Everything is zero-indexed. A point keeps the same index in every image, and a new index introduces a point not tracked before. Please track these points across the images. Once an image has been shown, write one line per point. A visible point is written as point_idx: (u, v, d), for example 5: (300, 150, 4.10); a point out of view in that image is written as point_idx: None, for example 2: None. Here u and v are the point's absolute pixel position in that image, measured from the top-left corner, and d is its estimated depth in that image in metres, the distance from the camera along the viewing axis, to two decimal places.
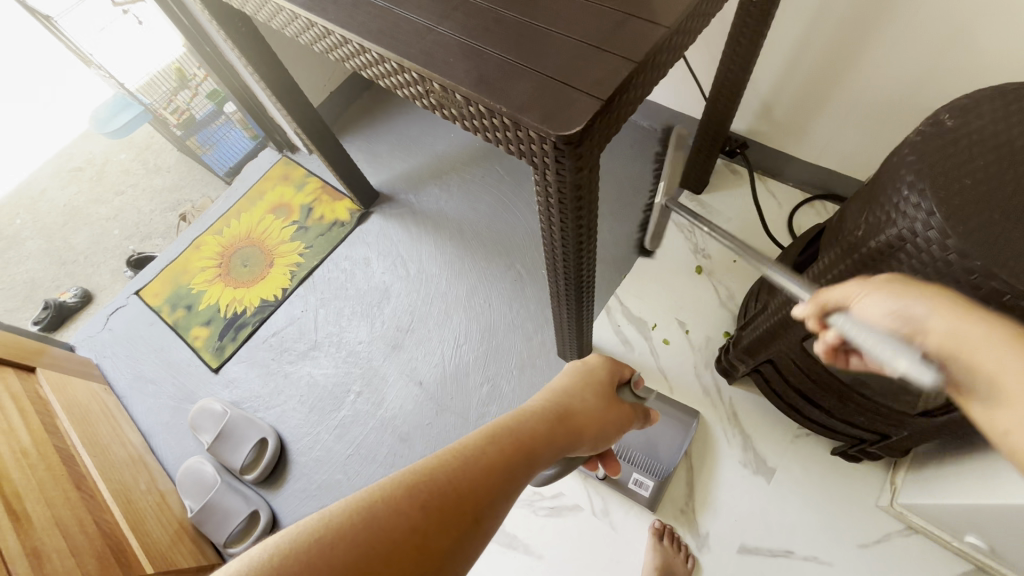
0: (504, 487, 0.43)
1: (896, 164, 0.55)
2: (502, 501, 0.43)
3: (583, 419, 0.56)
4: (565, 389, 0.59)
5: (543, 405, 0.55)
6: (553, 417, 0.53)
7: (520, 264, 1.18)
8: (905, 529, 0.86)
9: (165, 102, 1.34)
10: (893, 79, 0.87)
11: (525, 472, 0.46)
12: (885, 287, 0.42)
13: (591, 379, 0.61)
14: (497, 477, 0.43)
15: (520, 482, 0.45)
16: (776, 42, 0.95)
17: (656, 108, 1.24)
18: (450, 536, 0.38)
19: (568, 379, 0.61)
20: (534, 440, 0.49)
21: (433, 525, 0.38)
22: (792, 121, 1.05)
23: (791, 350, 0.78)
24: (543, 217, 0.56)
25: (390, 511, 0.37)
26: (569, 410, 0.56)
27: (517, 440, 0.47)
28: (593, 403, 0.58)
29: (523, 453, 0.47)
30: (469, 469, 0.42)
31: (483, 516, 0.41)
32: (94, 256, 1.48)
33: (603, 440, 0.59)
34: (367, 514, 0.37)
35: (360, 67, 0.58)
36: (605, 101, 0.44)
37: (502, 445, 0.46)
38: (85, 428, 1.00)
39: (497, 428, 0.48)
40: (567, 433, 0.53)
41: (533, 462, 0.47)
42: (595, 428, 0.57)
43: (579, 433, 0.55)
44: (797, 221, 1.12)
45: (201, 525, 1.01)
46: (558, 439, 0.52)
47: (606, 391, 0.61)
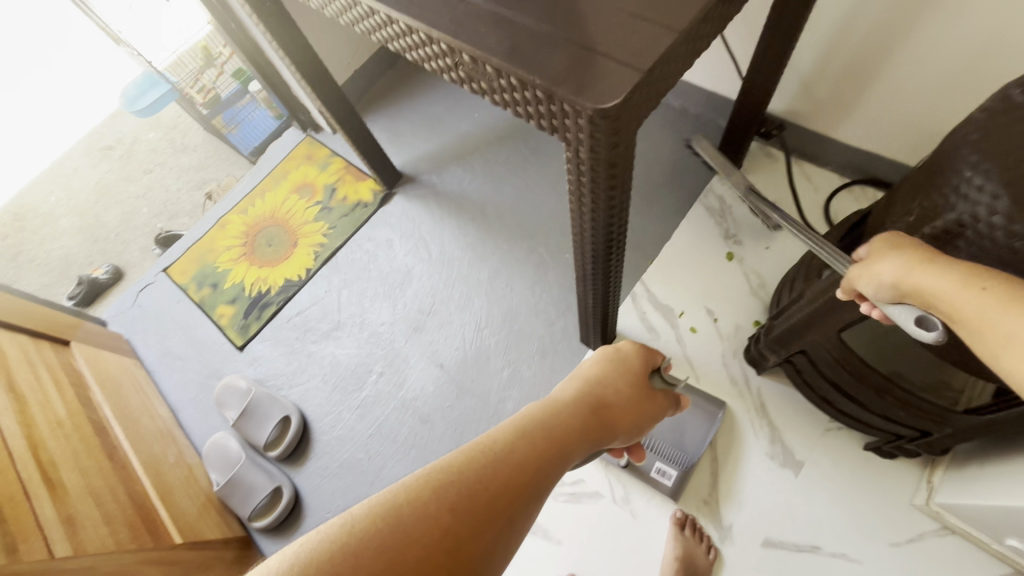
0: (536, 485, 0.42)
1: (956, 143, 0.51)
2: (534, 500, 0.42)
3: (612, 411, 0.54)
4: (597, 379, 0.57)
5: (574, 396, 0.53)
6: (585, 409, 0.52)
7: (543, 247, 1.16)
8: (940, 529, 0.83)
9: (191, 80, 1.34)
10: (948, 55, 0.81)
11: (556, 467, 0.45)
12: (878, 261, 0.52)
13: (622, 368, 0.59)
14: (528, 474, 0.42)
15: (551, 479, 0.44)
16: (820, 15, 0.89)
17: (689, 87, 1.19)
18: (482, 539, 0.37)
19: (599, 368, 0.59)
20: (565, 434, 0.47)
21: (464, 527, 0.37)
22: (834, 102, 1.00)
23: (827, 341, 0.74)
24: (574, 196, 0.54)
25: (417, 514, 0.36)
26: (601, 402, 0.54)
27: (547, 434, 0.46)
28: (625, 394, 0.57)
29: (554, 448, 0.45)
30: (498, 467, 0.41)
31: (516, 516, 0.40)
32: (124, 234, 1.51)
33: (637, 431, 0.57)
34: (393, 518, 0.36)
35: (387, 39, 0.56)
36: (645, 72, 0.41)
37: (533, 442, 0.45)
38: (117, 401, 1.03)
39: (527, 423, 0.47)
40: (599, 426, 0.51)
41: (564, 457, 0.46)
42: (628, 420, 0.55)
43: (611, 426, 0.53)
44: (835, 207, 1.07)
45: (227, 498, 1.03)
46: (591, 433, 0.50)
47: (636, 380, 0.59)
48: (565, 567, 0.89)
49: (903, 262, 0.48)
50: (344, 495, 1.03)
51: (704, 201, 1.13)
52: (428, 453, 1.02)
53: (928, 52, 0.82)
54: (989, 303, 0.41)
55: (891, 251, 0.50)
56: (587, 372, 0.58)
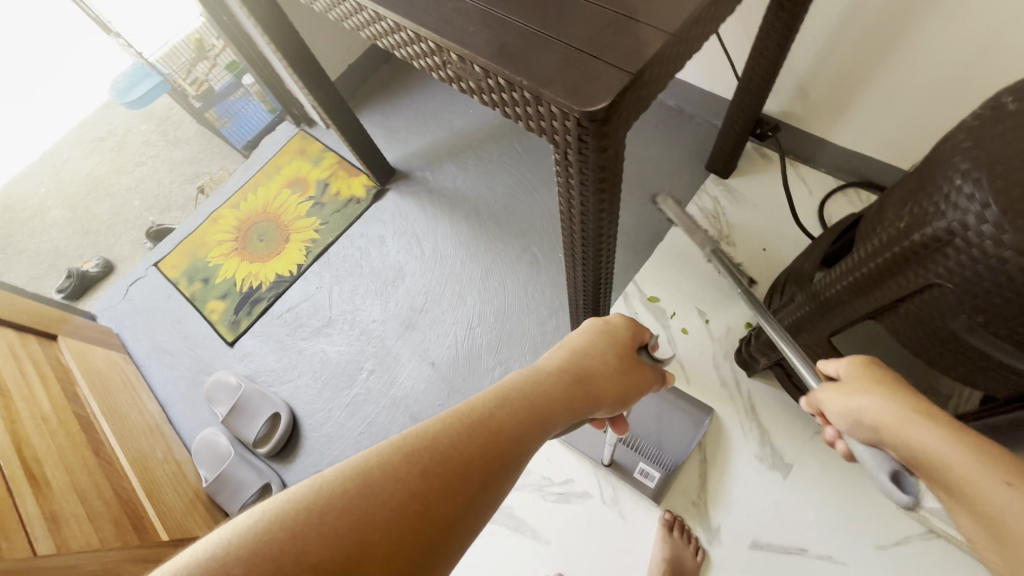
0: (514, 452, 0.42)
1: (949, 151, 0.51)
2: (512, 466, 0.41)
3: (598, 384, 0.53)
4: (583, 349, 0.56)
5: (559, 367, 0.53)
6: (569, 380, 0.51)
7: (536, 246, 1.16)
8: (926, 533, 0.83)
9: (184, 73, 1.32)
10: (944, 59, 0.80)
11: (536, 436, 0.44)
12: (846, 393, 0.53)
13: (610, 339, 0.58)
14: (507, 441, 0.42)
15: (530, 447, 0.43)
16: (816, 17, 0.89)
17: (684, 87, 1.19)
18: (454, 503, 0.37)
19: (585, 338, 0.57)
20: (547, 403, 0.47)
21: (435, 491, 0.36)
22: (829, 104, 0.99)
23: (817, 345, 0.74)
24: (563, 199, 0.53)
25: (388, 477, 0.36)
26: (586, 374, 0.53)
27: (528, 402, 0.46)
28: (612, 365, 0.56)
29: (535, 417, 0.45)
30: (475, 433, 0.41)
31: (491, 482, 0.39)
32: (115, 226, 1.50)
33: (622, 403, 0.56)
34: (364, 481, 0.35)
35: (375, 36, 0.55)
36: (634, 75, 0.41)
37: (513, 410, 0.44)
38: (105, 396, 1.02)
39: (508, 391, 0.46)
40: (583, 397, 0.51)
41: (545, 425, 0.45)
42: (615, 392, 0.55)
43: (595, 397, 0.52)
44: (829, 210, 1.07)
45: (215, 495, 1.03)
46: (574, 403, 0.50)
47: (625, 353, 0.58)
48: (553, 567, 0.89)
49: (887, 404, 0.48)
50: None
51: (698, 202, 1.13)
52: None
53: (924, 56, 0.82)
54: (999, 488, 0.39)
55: (877, 391, 0.50)
56: (574, 342, 0.57)
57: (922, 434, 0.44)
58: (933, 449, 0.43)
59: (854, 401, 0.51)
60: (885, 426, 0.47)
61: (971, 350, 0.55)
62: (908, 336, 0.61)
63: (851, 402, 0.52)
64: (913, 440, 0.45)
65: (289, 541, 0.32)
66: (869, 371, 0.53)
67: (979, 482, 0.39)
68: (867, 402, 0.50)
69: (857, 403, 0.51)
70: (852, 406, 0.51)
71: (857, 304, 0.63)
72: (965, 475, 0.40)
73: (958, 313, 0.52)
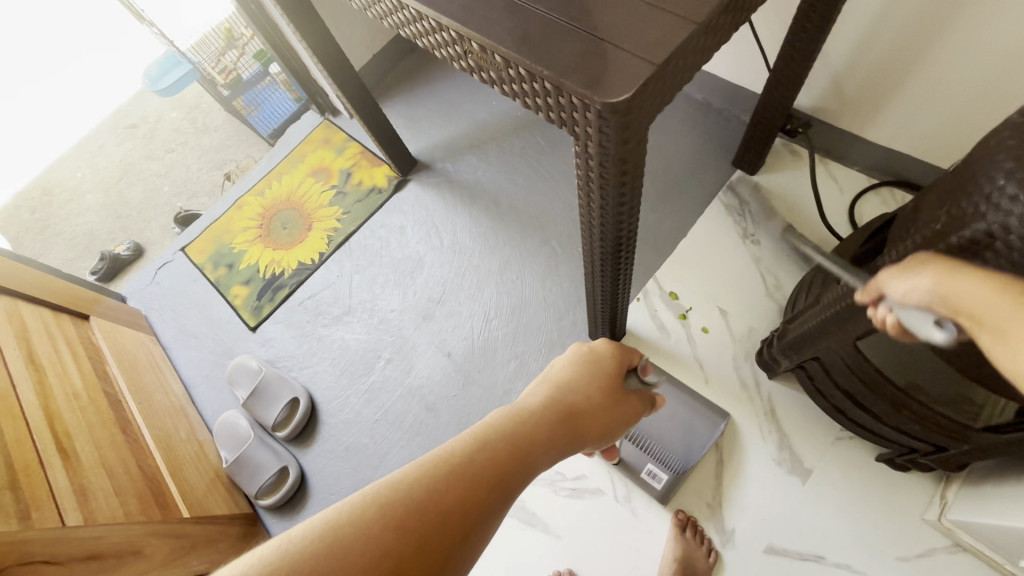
0: (494, 497, 0.41)
1: (992, 148, 0.48)
2: (493, 513, 0.41)
3: (585, 418, 0.53)
4: (568, 381, 0.55)
5: (543, 403, 0.52)
6: (554, 417, 0.50)
7: (556, 239, 1.15)
8: (951, 546, 0.80)
9: (213, 61, 1.35)
10: (992, 53, 0.76)
11: (519, 479, 0.44)
12: (910, 267, 0.47)
13: (597, 371, 0.58)
14: (486, 486, 0.41)
15: (513, 491, 0.43)
16: (854, 6, 0.85)
17: (712, 80, 1.16)
18: (431, 556, 0.37)
19: (569, 370, 0.57)
20: (530, 443, 0.46)
21: (411, 546, 0.36)
22: (865, 99, 0.95)
23: (841, 349, 0.71)
24: (583, 193, 0.53)
25: (362, 535, 0.36)
26: (571, 409, 0.52)
27: (509, 444, 0.45)
28: (598, 398, 0.55)
29: (516, 457, 0.45)
30: (453, 480, 0.40)
31: (471, 531, 0.39)
32: (146, 211, 1.54)
33: (608, 435, 0.55)
34: (337, 540, 0.35)
35: (398, 25, 0.55)
36: (659, 66, 0.39)
37: (493, 453, 0.44)
38: (133, 375, 1.06)
39: (489, 432, 0.46)
40: (568, 434, 0.50)
41: (528, 467, 0.45)
42: (600, 426, 0.54)
43: (580, 433, 0.52)
44: (860, 210, 1.03)
45: (235, 475, 1.05)
46: (559, 442, 0.49)
47: (612, 384, 0.57)
48: (563, 562, 0.89)
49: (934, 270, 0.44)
50: (348, 478, 1.04)
51: (723, 198, 1.10)
52: (432, 441, 1.03)
53: (970, 48, 0.78)
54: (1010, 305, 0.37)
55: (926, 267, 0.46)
56: (558, 375, 0.56)
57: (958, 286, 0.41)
58: (975, 296, 0.39)
59: (906, 275, 0.46)
60: (935, 287, 0.43)
61: None
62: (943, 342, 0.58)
63: (910, 276, 0.46)
64: (963, 293, 0.41)
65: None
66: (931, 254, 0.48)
67: (1001, 313, 0.37)
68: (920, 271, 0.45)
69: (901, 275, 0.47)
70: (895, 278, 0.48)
71: None
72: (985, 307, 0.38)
73: None
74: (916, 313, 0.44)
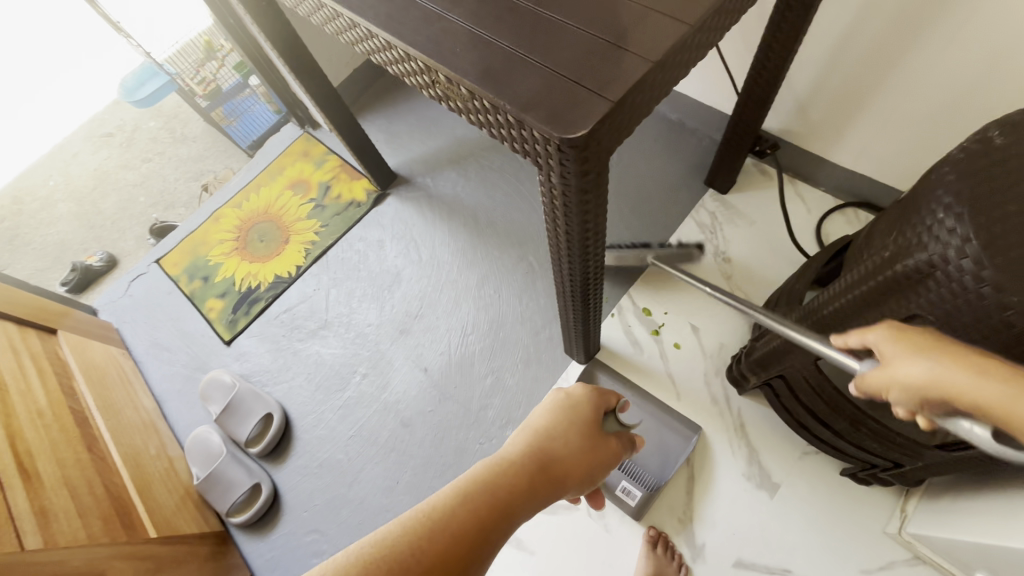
0: (476, 552, 0.42)
1: (933, 182, 0.51)
2: (475, 569, 0.41)
3: (566, 464, 0.53)
4: (549, 426, 0.56)
5: (522, 450, 0.52)
6: (536, 465, 0.51)
7: (533, 255, 1.16)
8: (912, 559, 0.82)
9: (192, 72, 1.34)
10: (944, 84, 0.80)
11: (500, 531, 0.45)
12: (899, 363, 0.46)
13: (579, 415, 0.58)
14: (468, 542, 0.42)
15: (494, 545, 0.44)
16: (817, 36, 0.88)
17: (685, 101, 1.19)
18: None
19: (550, 415, 0.57)
20: (510, 494, 0.47)
21: None
22: (829, 124, 0.99)
23: (803, 368, 0.73)
24: (548, 219, 0.54)
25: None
26: (552, 456, 0.53)
27: (490, 496, 0.46)
28: (579, 443, 0.55)
29: (497, 509, 0.45)
30: (435, 536, 0.41)
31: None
32: (120, 221, 1.52)
33: (590, 480, 0.55)
34: None
35: (369, 52, 0.56)
36: (616, 103, 0.41)
37: (473, 506, 0.44)
38: (101, 391, 1.04)
39: (470, 486, 0.46)
40: (548, 482, 0.51)
41: (508, 519, 0.46)
42: (583, 471, 0.54)
43: (560, 480, 0.52)
44: (826, 229, 1.07)
45: (206, 493, 1.03)
46: (540, 489, 0.50)
47: (592, 428, 0.57)
48: None
49: (935, 357, 0.44)
50: (321, 495, 1.03)
51: (695, 216, 1.13)
52: (408, 457, 1.03)
53: (923, 79, 0.81)
54: None
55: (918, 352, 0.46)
56: (539, 420, 0.56)
57: (973, 379, 0.41)
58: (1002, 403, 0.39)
59: (902, 373, 0.46)
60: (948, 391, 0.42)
61: None
62: None
63: (905, 376, 0.46)
64: (983, 399, 0.41)
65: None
66: (896, 334, 0.48)
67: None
68: (917, 360, 0.45)
69: (895, 368, 0.47)
70: (891, 374, 0.47)
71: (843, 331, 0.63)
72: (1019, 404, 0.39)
73: None
74: (960, 420, 0.43)
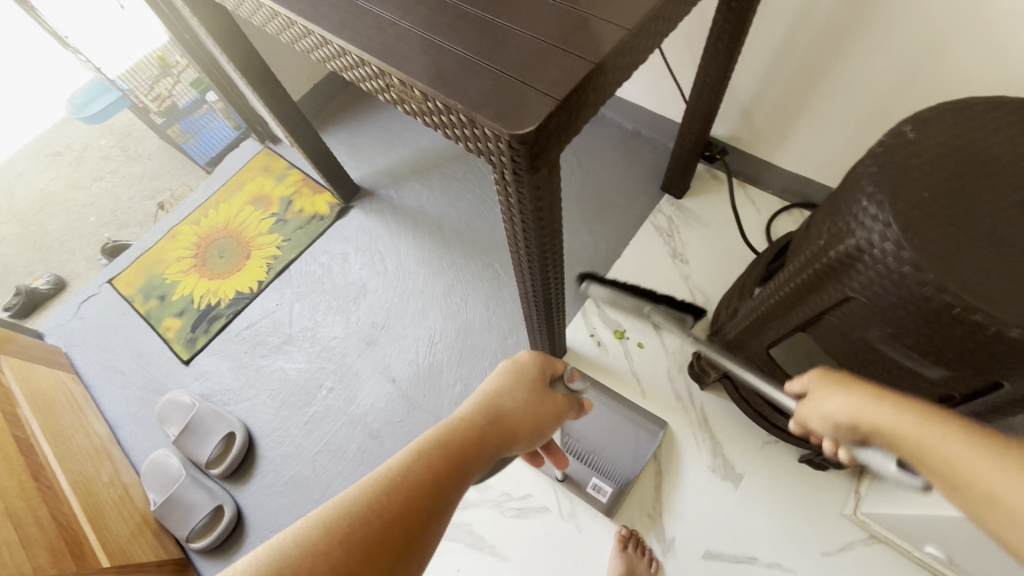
0: (435, 505, 0.42)
1: (858, 174, 0.55)
2: (436, 518, 0.42)
3: (516, 418, 0.54)
4: (499, 387, 0.57)
5: (475, 410, 0.53)
6: (487, 422, 0.52)
7: (498, 263, 1.18)
8: (868, 538, 0.86)
9: (147, 89, 1.33)
10: (868, 91, 0.87)
11: (457, 483, 0.45)
12: (830, 397, 0.49)
13: (524, 375, 0.59)
14: (426, 494, 0.42)
15: (453, 497, 0.44)
16: (755, 48, 0.95)
17: (639, 111, 1.25)
18: (376, 568, 0.37)
19: (499, 376, 0.58)
20: (463, 449, 0.47)
21: (355, 560, 0.37)
22: (771, 129, 1.05)
23: (756, 358, 0.77)
24: (505, 217, 0.55)
25: (310, 559, 0.36)
26: (503, 412, 0.54)
27: (446, 450, 0.46)
28: (529, 398, 0.57)
29: (452, 463, 0.46)
30: (393, 493, 0.41)
31: (415, 540, 0.40)
32: (69, 242, 1.46)
33: (542, 433, 0.57)
34: (286, 564, 0.35)
35: (325, 60, 0.57)
36: (560, 102, 0.43)
37: (429, 461, 0.45)
38: (49, 417, 0.98)
39: (426, 444, 0.46)
40: (501, 435, 0.51)
41: (465, 472, 0.46)
42: (534, 424, 0.55)
43: (513, 434, 0.53)
44: (775, 229, 1.12)
45: (164, 519, 0.99)
46: (494, 443, 0.50)
47: (539, 384, 0.59)
48: None
49: (847, 392, 0.48)
50: (288, 514, 1.00)
51: (653, 221, 1.18)
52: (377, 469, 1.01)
53: (850, 86, 0.88)
54: (948, 436, 0.37)
55: (835, 389, 0.49)
56: (489, 381, 0.57)
57: (881, 411, 0.43)
58: (897, 428, 0.41)
59: (824, 404, 0.50)
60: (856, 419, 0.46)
61: (888, 360, 0.58)
62: (835, 349, 0.63)
63: (825, 408, 0.50)
64: (877, 423, 0.43)
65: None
66: (826, 374, 0.52)
67: (927, 441, 0.38)
68: (834, 397, 0.49)
69: (819, 404, 0.51)
70: (817, 408, 0.51)
71: (789, 317, 0.66)
72: (925, 437, 0.38)
73: (873, 326, 0.55)
74: (877, 453, 0.47)
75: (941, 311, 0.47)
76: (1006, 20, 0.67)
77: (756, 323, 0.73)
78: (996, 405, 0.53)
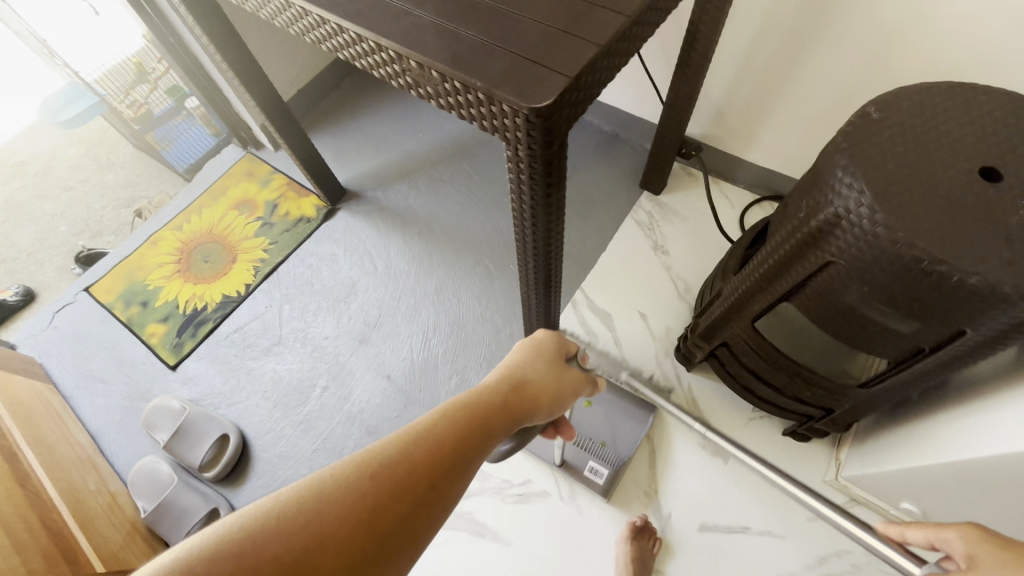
0: (457, 458, 0.45)
1: (831, 151, 0.61)
2: (457, 469, 0.45)
3: (536, 389, 0.57)
4: (519, 360, 0.60)
5: (497, 379, 0.56)
6: (508, 390, 0.55)
7: (488, 259, 1.21)
8: (848, 502, 0.92)
9: (121, 95, 1.30)
10: (828, 89, 0.95)
11: (479, 442, 0.48)
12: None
13: (544, 352, 0.62)
14: (450, 448, 0.46)
15: (474, 454, 0.47)
16: (726, 50, 1.02)
17: (617, 113, 1.31)
18: (400, 504, 0.41)
19: (520, 351, 0.61)
20: (484, 412, 0.51)
21: (382, 494, 0.40)
22: (742, 126, 1.13)
23: (742, 332, 0.83)
24: (514, 193, 0.59)
25: (340, 490, 0.39)
26: (522, 383, 0.57)
27: (470, 413, 0.49)
28: (547, 372, 0.60)
29: (474, 423, 0.49)
30: (421, 445, 0.44)
31: (438, 485, 0.43)
32: (38, 253, 1.41)
33: (561, 405, 0.59)
34: (321, 490, 0.39)
35: (336, 49, 0.60)
36: (572, 79, 0.47)
37: (454, 419, 0.48)
38: (30, 427, 0.95)
39: (452, 404, 0.50)
40: (521, 403, 0.54)
41: (487, 432, 0.49)
42: (553, 396, 0.58)
43: (532, 403, 0.56)
44: (748, 220, 1.20)
45: (156, 525, 0.97)
46: (513, 409, 0.53)
47: (557, 361, 0.62)
48: (515, 567, 0.91)
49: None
50: None
51: (634, 215, 1.24)
52: None
53: (812, 84, 0.97)
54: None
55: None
56: (511, 356, 0.60)
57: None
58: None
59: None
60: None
61: (866, 319, 0.63)
62: (818, 313, 0.69)
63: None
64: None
65: (250, 543, 0.35)
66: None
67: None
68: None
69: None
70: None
71: (773, 288, 0.72)
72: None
73: (851, 287, 0.61)
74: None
75: (911, 265, 0.53)
76: (945, 21, 0.76)
77: (742, 298, 0.79)
78: (962, 352, 0.59)
